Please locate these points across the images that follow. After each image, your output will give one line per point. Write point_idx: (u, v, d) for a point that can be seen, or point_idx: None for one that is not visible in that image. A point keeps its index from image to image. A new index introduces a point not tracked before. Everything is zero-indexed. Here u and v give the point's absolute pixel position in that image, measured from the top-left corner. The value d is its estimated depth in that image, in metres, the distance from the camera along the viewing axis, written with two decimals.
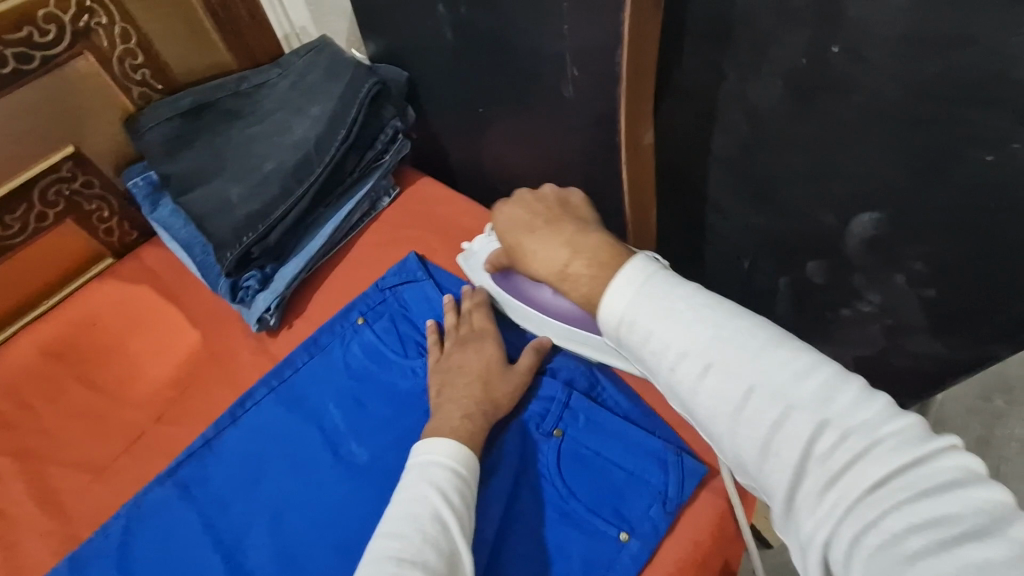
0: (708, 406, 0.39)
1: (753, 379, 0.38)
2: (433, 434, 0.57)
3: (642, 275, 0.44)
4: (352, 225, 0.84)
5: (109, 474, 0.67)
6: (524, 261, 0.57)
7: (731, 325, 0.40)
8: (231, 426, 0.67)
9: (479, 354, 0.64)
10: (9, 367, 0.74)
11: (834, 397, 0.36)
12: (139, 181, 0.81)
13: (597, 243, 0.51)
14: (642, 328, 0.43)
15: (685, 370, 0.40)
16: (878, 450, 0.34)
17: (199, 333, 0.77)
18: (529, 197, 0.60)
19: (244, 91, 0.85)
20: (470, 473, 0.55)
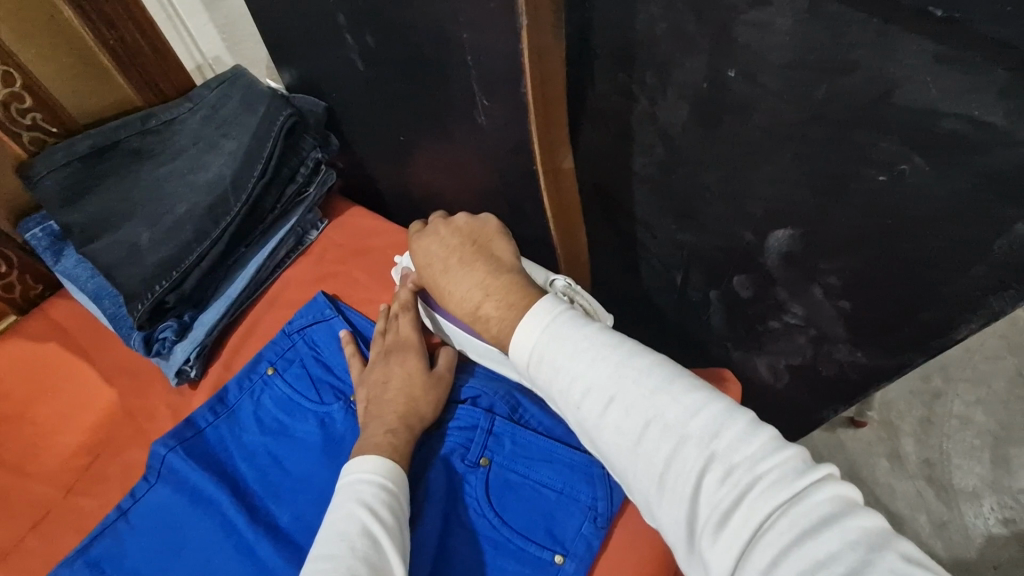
0: (611, 439, 0.43)
1: (648, 413, 0.42)
2: (360, 454, 0.57)
3: (549, 315, 0.48)
4: (278, 262, 0.80)
5: (13, 556, 0.62)
6: (441, 297, 0.58)
7: (628, 359, 0.44)
8: (148, 492, 0.63)
9: (406, 366, 0.63)
10: None
11: (721, 430, 0.39)
12: (38, 232, 0.75)
13: (506, 282, 0.53)
14: (548, 366, 0.46)
15: (588, 406, 0.44)
16: (762, 485, 0.37)
17: (114, 392, 0.72)
18: (444, 229, 0.61)
19: (151, 129, 0.80)
20: (400, 488, 0.55)
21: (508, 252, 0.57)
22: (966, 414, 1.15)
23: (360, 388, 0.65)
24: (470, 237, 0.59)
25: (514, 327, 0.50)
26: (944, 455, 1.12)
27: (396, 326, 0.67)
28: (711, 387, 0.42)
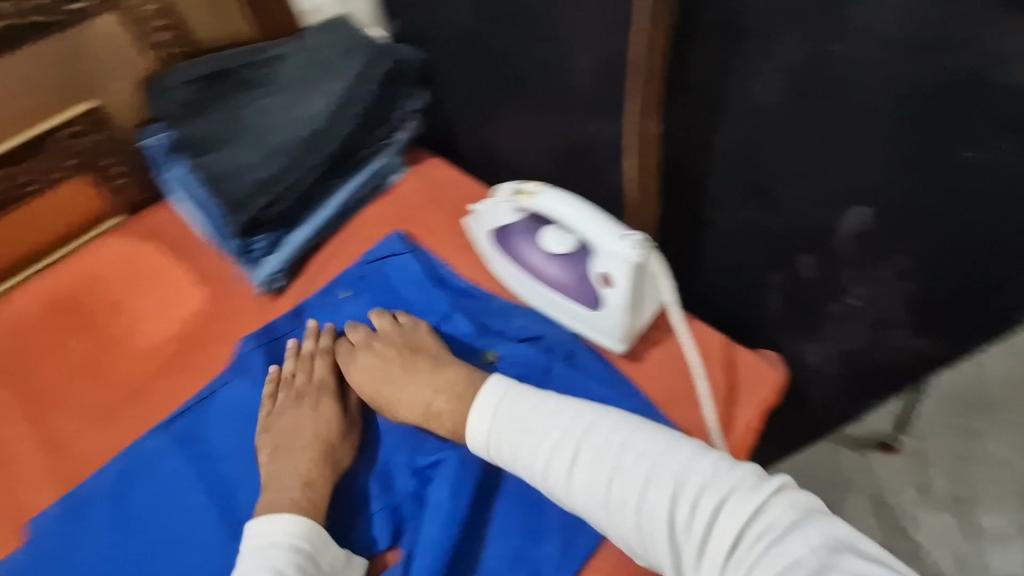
0: (584, 498, 0.52)
1: (610, 465, 0.52)
2: (268, 514, 0.58)
3: (505, 395, 0.60)
4: (358, 199, 0.86)
5: (107, 421, 0.69)
6: (392, 409, 0.66)
7: (582, 421, 0.55)
8: (230, 382, 0.70)
9: (319, 412, 0.66)
10: (17, 314, 0.76)
11: (679, 468, 0.50)
12: (153, 141, 0.82)
13: (453, 376, 0.64)
14: (516, 438, 0.57)
15: (558, 470, 0.54)
16: (725, 508, 0.47)
17: (202, 294, 0.79)
18: (377, 345, 0.70)
19: (260, 61, 0.85)
20: (319, 548, 0.57)
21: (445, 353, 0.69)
22: (1003, 459, 1.13)
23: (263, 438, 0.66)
24: (406, 340, 0.70)
25: (469, 413, 0.61)
26: (976, 494, 1.11)
27: (303, 375, 0.70)
28: (662, 433, 0.53)
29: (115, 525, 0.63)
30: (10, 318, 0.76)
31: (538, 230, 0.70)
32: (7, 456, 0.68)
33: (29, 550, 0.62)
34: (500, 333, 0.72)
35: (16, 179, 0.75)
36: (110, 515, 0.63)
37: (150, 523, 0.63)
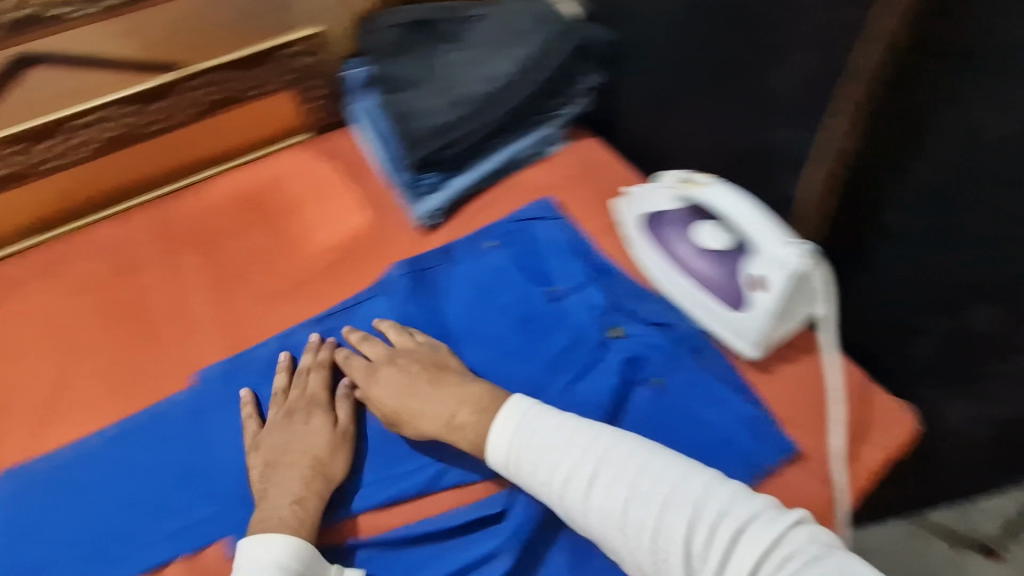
0: (600, 519, 0.55)
1: (627, 488, 0.55)
2: (259, 535, 0.58)
3: (523, 415, 0.61)
4: (518, 159, 0.91)
5: (272, 305, 0.79)
6: (412, 424, 0.65)
7: (600, 443, 0.58)
8: (377, 297, 0.77)
9: (312, 428, 0.66)
10: (214, 197, 0.87)
11: (696, 495, 0.53)
12: (355, 72, 0.92)
13: (479, 391, 0.64)
14: (535, 456, 0.59)
15: (576, 489, 0.56)
16: (746, 535, 0.50)
17: (366, 215, 0.87)
18: (400, 360, 0.69)
19: (459, 19, 0.93)
20: (309, 566, 0.58)
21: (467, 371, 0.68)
22: None
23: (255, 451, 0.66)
24: (426, 355, 0.69)
25: (485, 433, 0.62)
26: None
27: (297, 391, 0.70)
28: (678, 460, 0.57)
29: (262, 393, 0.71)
30: (208, 200, 0.87)
31: (690, 223, 0.70)
32: (188, 313, 0.78)
33: (195, 392, 0.71)
34: (631, 314, 0.73)
35: (240, 84, 0.86)
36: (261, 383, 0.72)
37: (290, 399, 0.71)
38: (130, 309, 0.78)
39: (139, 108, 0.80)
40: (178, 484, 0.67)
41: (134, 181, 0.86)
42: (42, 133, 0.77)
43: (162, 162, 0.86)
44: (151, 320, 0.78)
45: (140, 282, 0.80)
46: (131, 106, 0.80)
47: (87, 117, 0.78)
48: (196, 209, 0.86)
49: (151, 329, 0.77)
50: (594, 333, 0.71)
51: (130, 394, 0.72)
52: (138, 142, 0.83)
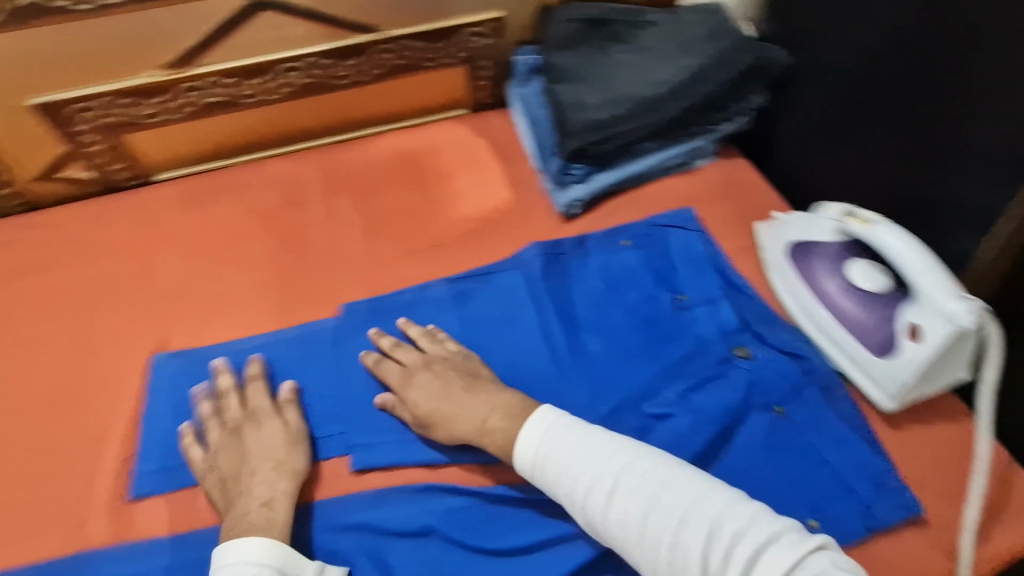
0: (620, 529, 0.56)
1: (647, 502, 0.55)
2: (232, 542, 0.57)
3: (547, 421, 0.62)
4: (665, 168, 0.92)
5: (413, 258, 0.85)
6: (448, 426, 0.66)
7: (622, 456, 0.58)
8: (507, 270, 0.80)
9: (264, 432, 0.66)
10: (379, 153, 0.96)
11: (717, 513, 0.53)
12: (526, 59, 0.97)
13: (510, 398, 0.66)
14: (559, 465, 0.60)
15: (596, 500, 0.57)
16: (763, 557, 0.50)
17: (510, 194, 0.92)
18: (436, 366, 0.70)
19: (635, 23, 0.96)
20: (290, 565, 0.57)
21: (492, 377, 0.70)
22: None
23: (208, 473, 0.65)
24: (448, 363, 0.70)
25: (512, 438, 0.63)
26: None
27: (237, 404, 0.70)
28: (700, 478, 0.57)
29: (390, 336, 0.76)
30: (374, 154, 0.96)
31: (845, 260, 0.71)
32: (341, 251, 0.86)
33: (339, 320, 0.78)
34: (761, 339, 0.72)
35: (423, 52, 0.93)
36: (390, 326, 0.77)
37: None
38: (293, 237, 0.87)
39: (337, 61, 0.90)
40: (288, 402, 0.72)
41: (314, 126, 0.97)
42: (256, 70, 0.87)
43: (342, 116, 0.97)
44: (308, 250, 0.86)
45: (305, 215, 0.90)
46: (331, 59, 0.89)
47: (295, 61, 0.88)
48: (362, 161, 0.95)
49: (308, 258, 0.85)
50: (718, 349, 0.71)
51: (283, 311, 0.81)
52: (328, 92, 0.93)
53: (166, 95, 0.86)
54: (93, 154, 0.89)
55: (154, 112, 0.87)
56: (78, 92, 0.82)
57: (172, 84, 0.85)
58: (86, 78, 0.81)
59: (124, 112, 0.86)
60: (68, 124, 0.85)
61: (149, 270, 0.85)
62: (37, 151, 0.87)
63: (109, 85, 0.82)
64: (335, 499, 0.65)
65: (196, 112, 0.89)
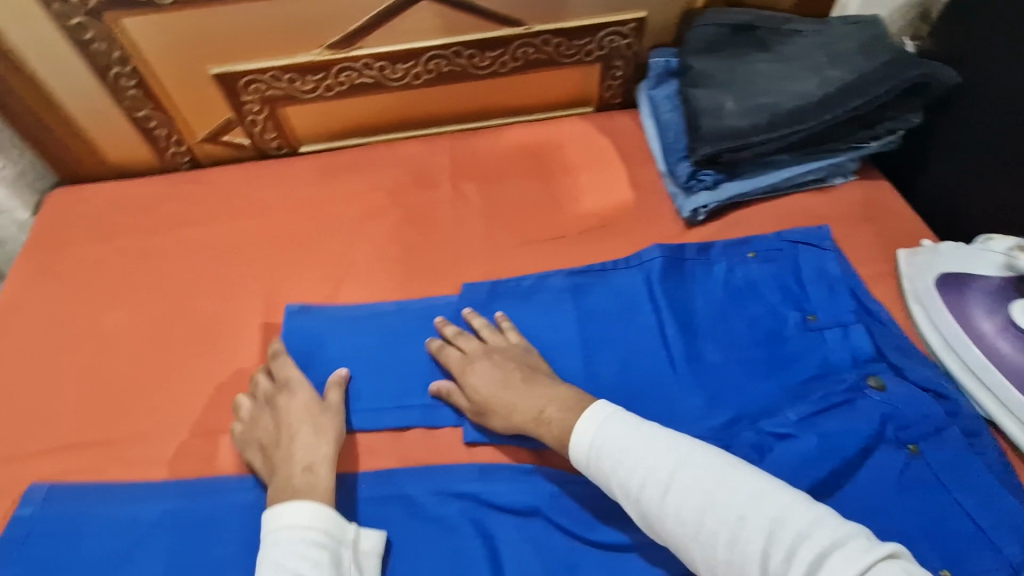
0: (675, 525, 0.54)
1: (704, 498, 0.54)
2: (281, 505, 0.60)
3: (601, 415, 0.62)
4: (798, 184, 0.89)
5: (531, 248, 0.87)
6: (503, 414, 0.67)
7: (679, 452, 0.57)
8: (626, 269, 0.81)
9: (299, 399, 0.69)
10: (506, 143, 0.99)
11: (779, 512, 0.51)
12: (661, 62, 0.97)
13: (566, 392, 0.66)
14: (614, 456, 0.59)
15: (650, 495, 0.56)
16: (830, 559, 0.46)
17: (632, 194, 0.92)
18: (495, 354, 0.72)
19: (782, 32, 0.92)
20: (336, 527, 0.60)
21: (546, 369, 0.71)
22: None
23: (249, 446, 0.68)
24: (501, 354, 0.72)
25: (569, 430, 0.63)
26: None
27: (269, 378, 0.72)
28: (761, 477, 0.54)
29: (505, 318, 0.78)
30: (500, 144, 0.99)
31: (1003, 299, 0.68)
32: (462, 234, 0.89)
33: (460, 299, 0.81)
34: (900, 371, 0.69)
35: (563, 49, 0.95)
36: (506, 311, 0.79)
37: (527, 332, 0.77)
38: (420, 215, 0.92)
39: (481, 51, 0.93)
40: (399, 371, 0.75)
41: (449, 113, 1.02)
42: (406, 55, 0.92)
43: (476, 105, 1.01)
44: (431, 229, 0.90)
45: (433, 195, 0.94)
46: (475, 49, 0.93)
47: (443, 50, 0.92)
48: (490, 149, 0.98)
49: (432, 237, 0.89)
50: (847, 376, 0.69)
51: (406, 284, 0.85)
52: (468, 81, 0.97)
53: (323, 73, 0.92)
54: (254, 123, 0.98)
55: (310, 88, 0.94)
56: (251, 66, 0.90)
57: (330, 64, 0.91)
58: (260, 54, 0.89)
59: (285, 87, 0.93)
60: (238, 93, 0.94)
61: (290, 233, 0.91)
62: (209, 115, 0.96)
63: (278, 61, 0.90)
64: (446, 466, 0.68)
65: (347, 91, 0.95)
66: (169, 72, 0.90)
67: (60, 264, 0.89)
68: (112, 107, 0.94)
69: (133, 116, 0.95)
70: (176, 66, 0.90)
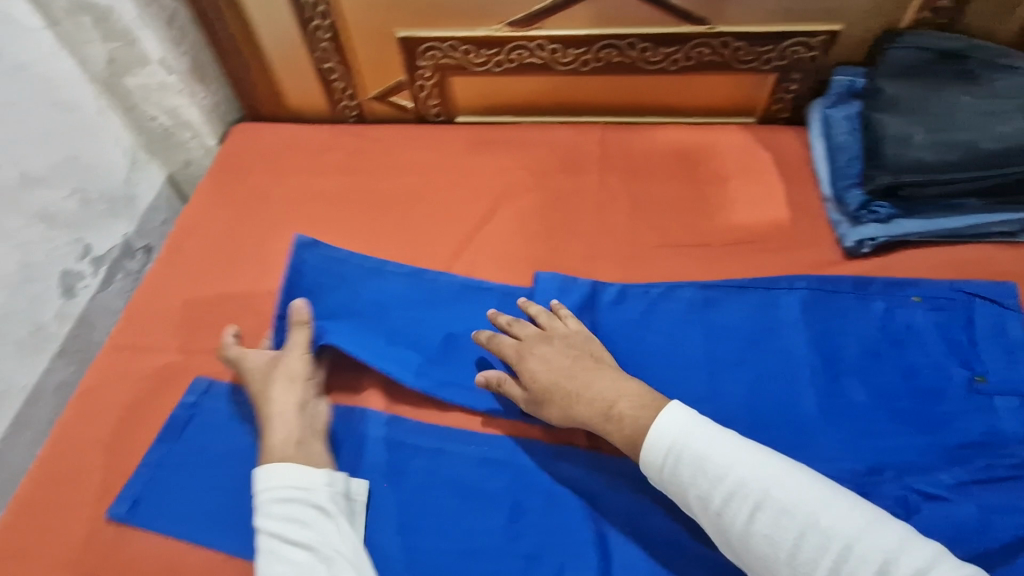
0: (762, 545, 0.51)
1: (799, 521, 0.51)
2: (260, 473, 0.63)
3: (683, 418, 0.58)
4: (984, 233, 0.80)
5: (671, 250, 0.85)
6: (567, 405, 0.65)
7: (769, 469, 0.54)
8: (768, 292, 0.78)
9: (267, 365, 0.71)
10: (659, 142, 0.97)
11: (891, 547, 0.48)
12: (844, 81, 0.91)
13: (633, 388, 0.63)
14: (697, 463, 0.55)
15: (737, 510, 0.53)
16: None
17: (787, 214, 0.87)
18: (556, 341, 0.70)
19: (995, 64, 0.81)
20: (309, 480, 0.63)
21: (606, 364, 0.68)
22: None
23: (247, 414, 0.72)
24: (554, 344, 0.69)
25: (645, 428, 0.59)
26: None
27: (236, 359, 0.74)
28: (864, 503, 0.51)
29: (636, 316, 0.77)
30: (653, 142, 0.97)
31: None
32: (603, 222, 0.89)
33: (588, 286, 0.79)
34: None
35: (741, 53, 0.92)
36: (636, 309, 0.78)
37: (656, 334, 0.76)
38: (563, 197, 0.92)
39: (655, 46, 0.92)
40: None
41: (607, 103, 1.02)
42: (581, 41, 0.93)
43: (636, 99, 1.00)
44: (572, 213, 0.90)
45: (579, 181, 0.94)
46: (651, 43, 0.92)
47: (618, 40, 0.92)
48: (643, 144, 0.97)
49: (574, 219, 0.89)
50: (1015, 453, 0.63)
51: (543, 259, 0.85)
52: (635, 74, 0.97)
53: (498, 49, 0.95)
54: (422, 87, 1.03)
55: (482, 61, 0.98)
56: (434, 33, 0.95)
57: (506, 40, 0.94)
58: (445, 23, 0.94)
59: (459, 57, 0.98)
60: (415, 57, 0.99)
61: (438, 190, 0.94)
62: (384, 74, 1.03)
63: (459, 32, 0.94)
64: (566, 446, 0.68)
65: (515, 69, 0.98)
66: (359, 30, 0.97)
67: (236, 190, 0.98)
68: (304, 55, 1.02)
69: (319, 66, 1.03)
70: (368, 24, 0.96)
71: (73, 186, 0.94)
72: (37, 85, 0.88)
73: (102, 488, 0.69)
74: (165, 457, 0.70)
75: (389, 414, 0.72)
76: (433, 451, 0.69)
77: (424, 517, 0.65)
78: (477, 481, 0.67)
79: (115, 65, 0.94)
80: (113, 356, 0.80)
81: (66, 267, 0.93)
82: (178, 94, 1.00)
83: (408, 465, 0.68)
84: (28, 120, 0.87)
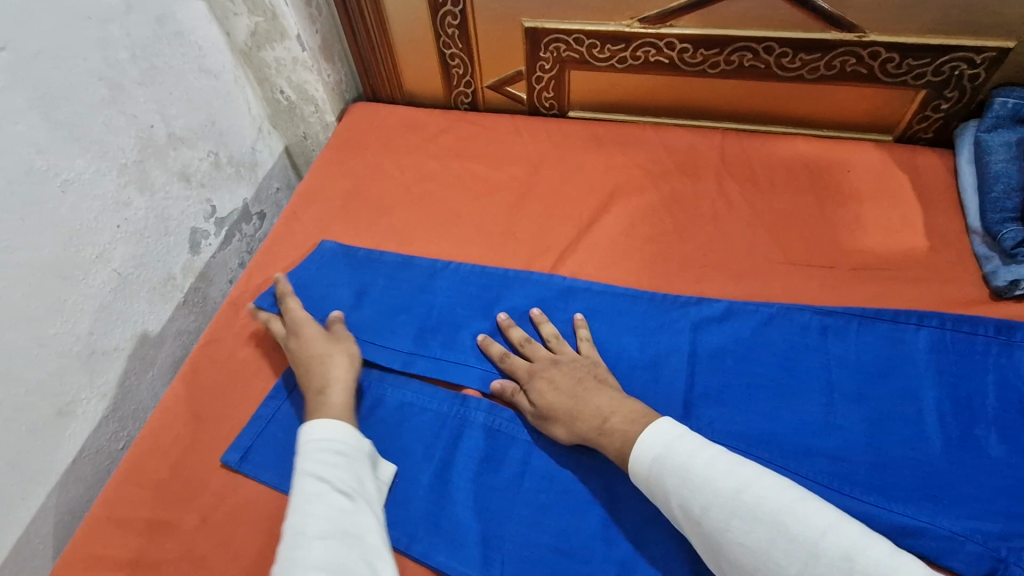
0: (739, 556, 0.50)
1: (769, 528, 0.50)
2: (314, 424, 0.66)
3: (667, 431, 0.59)
4: None
5: (791, 268, 0.80)
6: (566, 419, 0.65)
7: (743, 476, 0.54)
8: (894, 325, 0.72)
9: (316, 335, 0.76)
10: (782, 153, 0.92)
11: (859, 553, 0.47)
12: (1008, 102, 0.82)
13: (631, 406, 0.64)
14: (677, 472, 0.56)
15: (711, 519, 0.52)
16: None
17: (925, 243, 0.80)
18: (561, 365, 0.70)
19: None
20: (359, 445, 0.66)
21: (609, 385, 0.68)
22: None
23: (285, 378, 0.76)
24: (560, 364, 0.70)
25: (635, 439, 0.60)
26: None
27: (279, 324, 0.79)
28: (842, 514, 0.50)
29: (746, 334, 0.74)
30: (774, 154, 0.92)
31: None
32: (717, 231, 0.85)
33: (696, 301, 0.77)
34: None
35: (890, 65, 0.85)
36: (747, 328, 0.74)
37: (766, 355, 0.72)
38: (676, 202, 0.89)
39: (794, 52, 0.87)
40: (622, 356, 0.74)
41: (729, 109, 0.98)
42: (715, 41, 0.89)
43: (764, 107, 0.96)
44: (685, 219, 0.87)
45: (695, 186, 0.90)
46: (790, 49, 0.87)
47: (755, 43, 0.88)
48: (766, 154, 0.92)
49: (686, 225, 0.86)
50: None
51: (651, 263, 0.83)
52: (767, 81, 0.92)
53: (624, 45, 0.93)
54: (539, 79, 1.03)
55: (605, 57, 0.96)
56: (561, 25, 0.94)
57: (634, 36, 0.92)
58: (574, 16, 0.93)
59: (583, 51, 0.96)
60: (538, 49, 0.99)
61: (547, 183, 0.94)
62: (503, 64, 1.03)
63: (588, 25, 0.93)
64: None
65: (639, 67, 0.96)
66: (487, 18, 0.97)
67: (352, 166, 1.01)
68: (429, 40, 1.04)
69: (442, 51, 1.05)
70: (496, 13, 0.96)
71: (209, 149, 1.00)
72: (191, 51, 0.94)
73: (219, 435, 0.74)
74: (276, 413, 0.74)
75: (487, 402, 0.72)
76: (528, 444, 0.69)
77: (513, 509, 0.65)
78: (569, 480, 0.66)
79: (257, 37, 0.99)
80: (232, 312, 0.84)
81: (195, 226, 0.98)
82: (307, 69, 1.04)
83: (503, 454, 0.69)
84: (181, 83, 0.93)
